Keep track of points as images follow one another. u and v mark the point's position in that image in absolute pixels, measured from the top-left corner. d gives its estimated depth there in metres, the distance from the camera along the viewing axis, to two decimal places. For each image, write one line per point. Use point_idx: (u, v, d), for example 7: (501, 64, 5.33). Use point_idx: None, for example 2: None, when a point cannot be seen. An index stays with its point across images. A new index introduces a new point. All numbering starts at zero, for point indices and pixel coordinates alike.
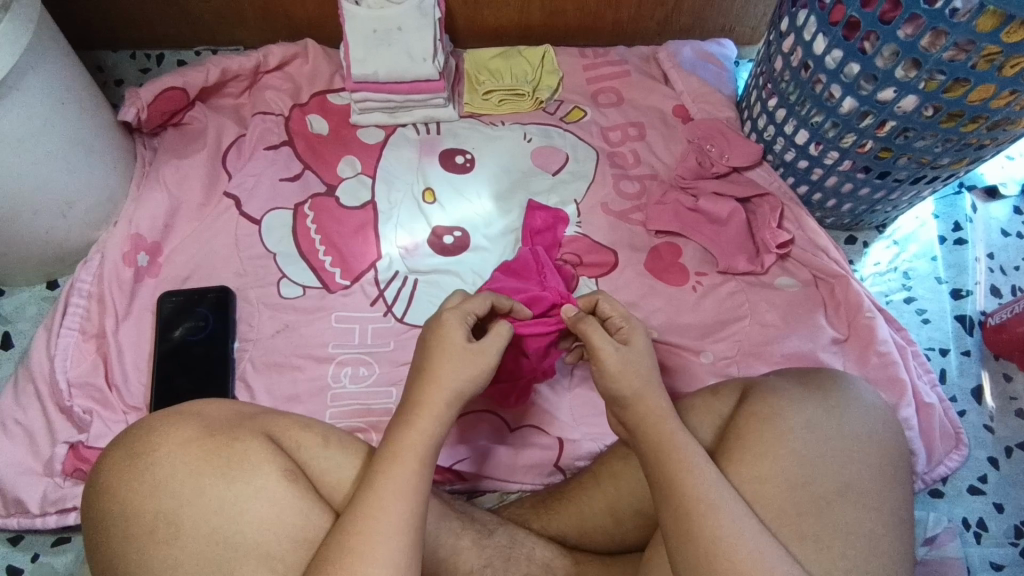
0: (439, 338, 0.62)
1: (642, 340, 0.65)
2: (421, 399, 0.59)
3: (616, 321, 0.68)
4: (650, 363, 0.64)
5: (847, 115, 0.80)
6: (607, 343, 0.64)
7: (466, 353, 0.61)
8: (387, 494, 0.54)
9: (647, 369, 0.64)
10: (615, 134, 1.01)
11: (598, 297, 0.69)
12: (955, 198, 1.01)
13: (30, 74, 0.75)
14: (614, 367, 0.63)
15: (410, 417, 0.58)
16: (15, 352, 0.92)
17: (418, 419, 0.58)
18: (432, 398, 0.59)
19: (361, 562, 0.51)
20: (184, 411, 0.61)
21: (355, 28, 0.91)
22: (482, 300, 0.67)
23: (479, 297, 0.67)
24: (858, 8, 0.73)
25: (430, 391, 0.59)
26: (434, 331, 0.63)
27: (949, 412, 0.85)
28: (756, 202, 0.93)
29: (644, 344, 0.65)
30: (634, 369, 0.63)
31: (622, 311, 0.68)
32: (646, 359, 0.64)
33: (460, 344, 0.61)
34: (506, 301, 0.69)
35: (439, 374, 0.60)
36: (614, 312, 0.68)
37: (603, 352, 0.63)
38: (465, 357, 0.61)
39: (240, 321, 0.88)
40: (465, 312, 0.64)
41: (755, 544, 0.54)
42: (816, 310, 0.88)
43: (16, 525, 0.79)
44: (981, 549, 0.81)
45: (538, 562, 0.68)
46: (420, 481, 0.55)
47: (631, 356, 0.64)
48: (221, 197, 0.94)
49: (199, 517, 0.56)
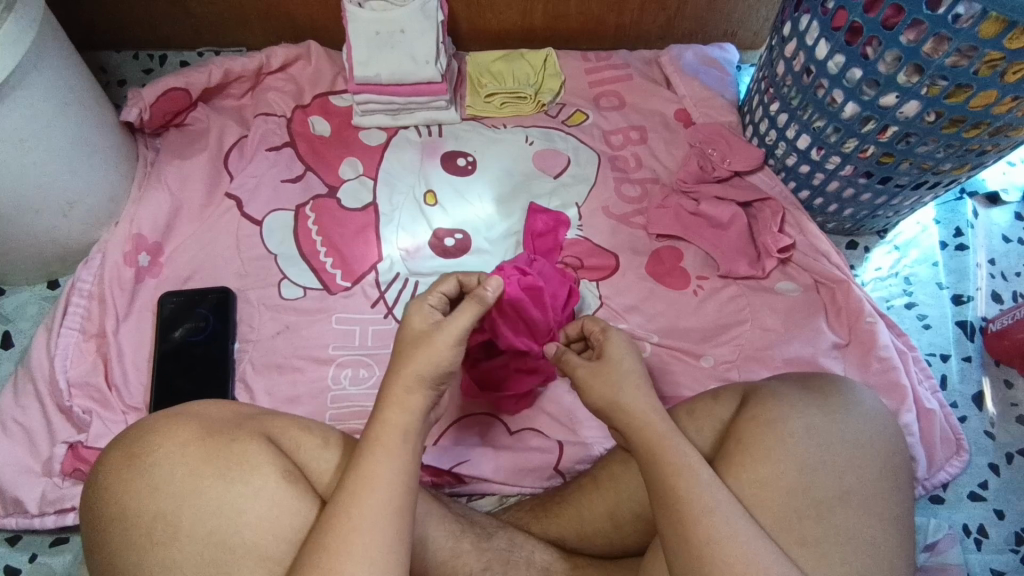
0: (403, 329, 0.62)
1: (615, 346, 0.66)
2: (388, 392, 0.59)
3: (596, 335, 0.68)
4: (622, 367, 0.64)
5: (849, 120, 0.81)
6: (575, 362, 0.67)
7: (422, 338, 0.60)
8: (366, 490, 0.54)
9: (619, 374, 0.64)
10: (616, 138, 1.01)
11: (583, 320, 0.71)
12: (956, 203, 1.01)
13: (33, 73, 0.76)
14: (582, 381, 0.65)
15: (381, 412, 0.58)
16: (15, 351, 0.92)
17: (393, 416, 0.57)
18: (397, 390, 0.58)
19: (344, 560, 0.51)
20: (183, 411, 0.61)
21: (358, 30, 0.91)
22: (450, 281, 0.66)
23: (446, 277, 0.66)
24: (861, 14, 0.73)
25: (395, 382, 0.59)
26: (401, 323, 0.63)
27: (950, 418, 0.84)
28: (757, 207, 0.93)
29: (618, 348, 0.65)
30: (601, 380, 0.64)
31: (602, 325, 0.69)
32: (619, 365, 0.64)
33: (418, 330, 0.61)
34: (472, 278, 0.67)
35: (401, 365, 0.59)
36: (594, 327, 0.69)
37: (573, 372, 0.66)
38: (420, 342, 0.60)
39: (240, 321, 0.88)
40: (430, 296, 0.64)
41: (750, 546, 0.54)
42: (816, 315, 0.88)
43: (14, 525, 0.79)
44: (982, 555, 0.81)
45: (537, 566, 0.68)
46: (402, 478, 0.55)
47: (602, 367, 0.64)
48: (222, 198, 0.94)
49: (197, 518, 0.56)
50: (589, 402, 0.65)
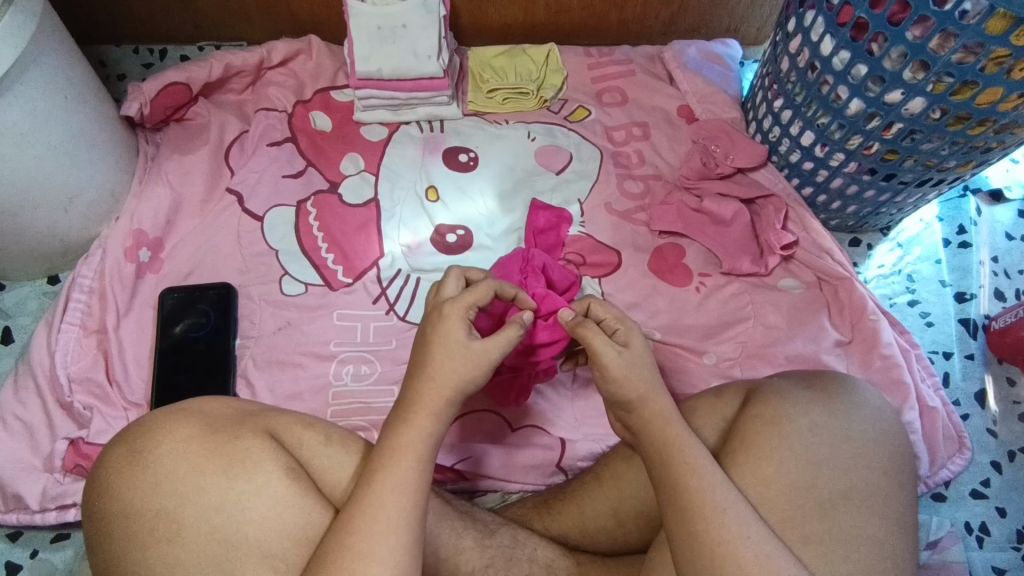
0: (441, 335, 0.60)
1: (640, 340, 0.65)
2: (421, 397, 0.58)
3: (610, 323, 0.66)
4: (650, 364, 0.64)
5: (854, 117, 0.80)
6: (608, 344, 0.63)
7: (467, 354, 0.60)
8: (389, 490, 0.54)
9: (647, 367, 0.63)
10: (619, 134, 1.00)
11: (590, 301, 0.67)
12: (960, 201, 1.01)
13: (33, 67, 0.75)
14: (617, 372, 0.62)
15: (411, 415, 0.58)
16: (15, 346, 0.91)
17: (430, 423, 0.57)
18: (432, 396, 0.58)
19: (366, 561, 0.51)
20: (185, 407, 0.61)
21: (360, 24, 0.91)
22: (487, 290, 0.64)
23: (483, 285, 0.64)
24: (866, 9, 0.73)
25: (431, 389, 0.58)
26: (436, 326, 0.61)
27: (953, 415, 0.84)
28: (760, 204, 0.93)
29: (643, 345, 0.65)
30: (637, 374, 0.62)
31: (617, 313, 0.66)
32: (645, 359, 0.64)
33: (460, 343, 0.60)
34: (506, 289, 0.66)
35: (441, 371, 0.59)
36: (608, 314, 0.66)
37: (603, 357, 0.62)
38: (468, 358, 0.59)
39: (241, 317, 0.88)
40: (466, 306, 0.62)
41: (762, 549, 0.54)
42: (820, 312, 0.88)
43: (16, 521, 0.79)
44: (983, 553, 0.81)
45: (540, 562, 0.68)
46: (412, 475, 0.55)
47: (634, 358, 0.63)
48: (223, 194, 0.94)
49: (199, 516, 0.56)
50: (618, 393, 0.63)
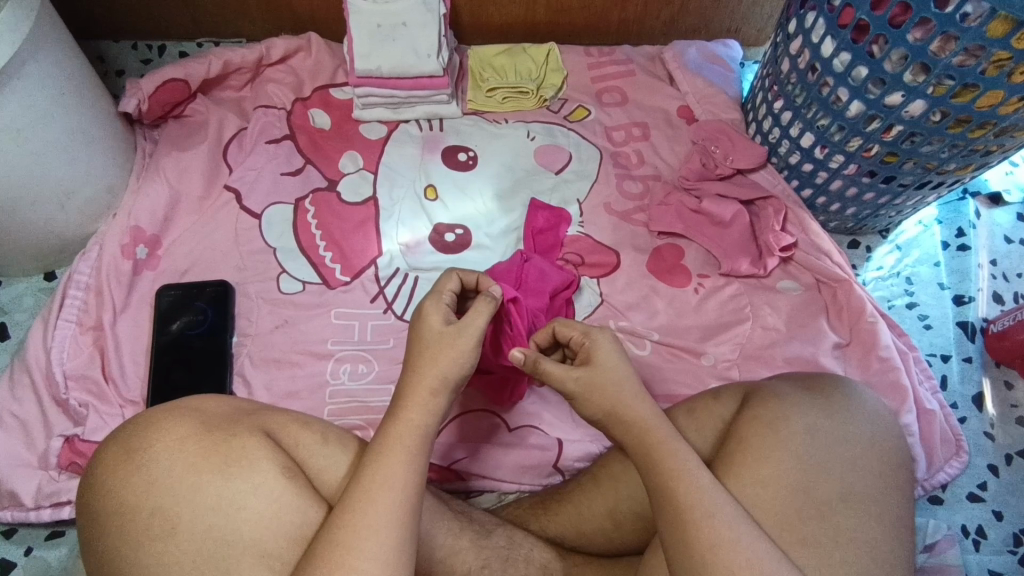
0: (419, 328, 0.62)
1: (605, 352, 0.64)
2: (417, 394, 0.59)
3: (577, 339, 0.66)
4: (621, 375, 0.63)
5: (854, 118, 0.80)
6: (565, 374, 0.63)
7: (443, 337, 0.60)
8: (382, 489, 0.54)
9: (618, 384, 0.62)
10: (618, 134, 1.00)
11: (554, 325, 0.67)
12: (959, 203, 1.01)
13: (31, 62, 0.75)
14: (579, 396, 0.63)
15: (404, 413, 0.58)
16: (11, 343, 0.91)
17: (420, 418, 0.58)
18: (423, 394, 0.58)
19: (361, 559, 0.51)
20: (182, 406, 0.61)
21: (360, 21, 0.92)
22: (453, 279, 0.66)
23: (448, 276, 0.66)
24: (867, 11, 0.72)
25: (421, 384, 0.59)
26: (416, 322, 0.63)
27: (950, 418, 0.84)
28: (759, 206, 0.93)
29: (609, 354, 0.64)
30: (599, 394, 0.62)
31: (582, 327, 0.66)
32: (613, 374, 0.63)
33: (436, 328, 0.61)
34: (472, 274, 0.67)
35: (428, 367, 0.59)
36: (574, 332, 0.66)
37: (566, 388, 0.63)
38: (443, 340, 0.60)
39: (239, 315, 0.88)
40: (441, 295, 0.64)
41: (752, 551, 0.54)
42: (818, 314, 0.88)
43: (10, 518, 0.78)
44: (980, 556, 0.81)
45: (536, 563, 0.68)
46: (412, 476, 0.55)
47: (597, 375, 0.63)
48: (221, 191, 0.94)
49: (195, 515, 0.55)
50: (586, 412, 0.64)
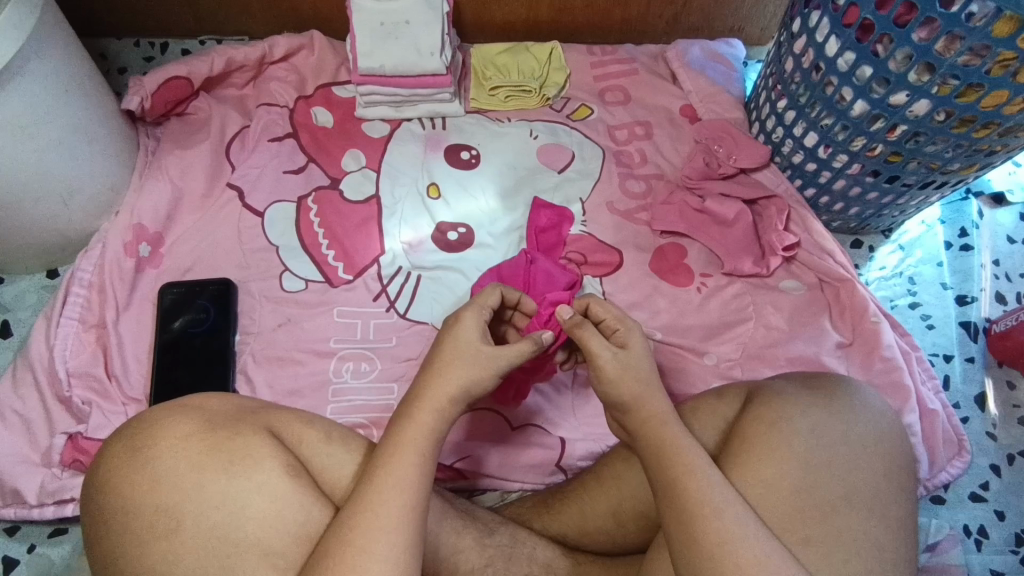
0: (453, 336, 0.62)
1: (639, 343, 0.65)
2: (424, 394, 0.59)
3: (610, 324, 0.67)
4: (649, 367, 0.64)
5: (858, 118, 0.80)
6: (603, 347, 0.64)
7: (477, 356, 0.61)
8: (391, 488, 0.54)
9: (643, 378, 0.63)
10: (621, 133, 1.00)
11: (589, 300, 0.68)
12: (962, 203, 1.01)
13: (35, 59, 0.75)
14: (612, 373, 0.63)
15: (411, 412, 0.58)
16: (14, 341, 0.91)
17: (428, 418, 0.58)
18: (430, 393, 0.59)
19: (367, 558, 0.51)
20: (186, 405, 0.61)
21: (362, 20, 0.92)
22: (496, 294, 0.67)
23: (492, 290, 0.67)
24: (872, 11, 0.72)
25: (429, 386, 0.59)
26: (451, 328, 0.63)
27: (952, 418, 0.84)
28: (763, 205, 0.93)
29: (643, 347, 0.65)
30: (631, 376, 0.63)
31: (617, 313, 0.67)
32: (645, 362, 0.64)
33: (471, 343, 0.62)
34: (514, 293, 0.69)
35: (446, 373, 0.60)
36: (608, 315, 0.67)
37: (600, 361, 0.63)
38: (473, 359, 0.61)
39: (241, 313, 0.88)
40: (481, 308, 0.65)
41: (759, 549, 0.54)
42: (821, 314, 0.87)
43: (13, 515, 0.78)
44: (982, 556, 0.81)
45: (539, 562, 0.68)
46: (418, 475, 0.55)
47: (630, 361, 0.64)
48: (224, 189, 0.94)
49: (199, 513, 0.55)
50: (611, 395, 0.63)
